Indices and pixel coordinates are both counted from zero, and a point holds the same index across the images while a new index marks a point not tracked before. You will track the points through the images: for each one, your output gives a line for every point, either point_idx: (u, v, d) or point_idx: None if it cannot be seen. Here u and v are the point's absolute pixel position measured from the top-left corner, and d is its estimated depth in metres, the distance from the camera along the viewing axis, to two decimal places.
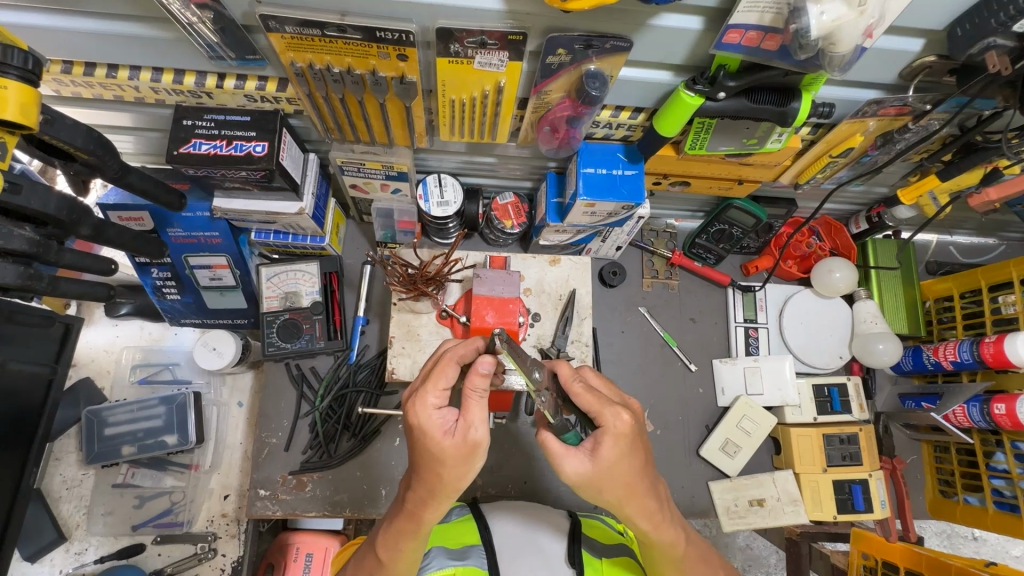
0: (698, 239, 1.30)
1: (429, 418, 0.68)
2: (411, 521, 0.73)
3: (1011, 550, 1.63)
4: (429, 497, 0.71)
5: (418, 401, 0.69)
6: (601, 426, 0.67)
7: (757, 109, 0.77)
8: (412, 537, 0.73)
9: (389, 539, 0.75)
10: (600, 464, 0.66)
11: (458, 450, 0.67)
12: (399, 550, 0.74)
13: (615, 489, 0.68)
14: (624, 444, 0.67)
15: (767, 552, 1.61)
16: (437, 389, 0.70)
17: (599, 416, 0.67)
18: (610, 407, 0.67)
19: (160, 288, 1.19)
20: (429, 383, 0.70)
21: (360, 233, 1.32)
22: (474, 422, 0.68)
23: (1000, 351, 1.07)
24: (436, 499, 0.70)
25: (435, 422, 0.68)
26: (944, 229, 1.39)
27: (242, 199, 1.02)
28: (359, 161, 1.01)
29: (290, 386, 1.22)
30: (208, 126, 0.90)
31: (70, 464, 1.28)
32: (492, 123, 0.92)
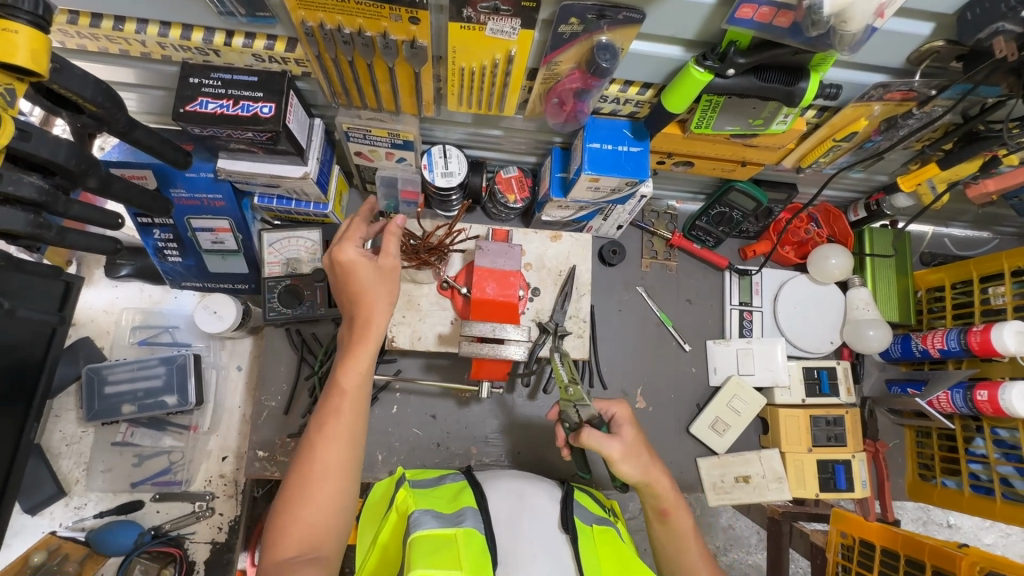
0: (698, 221, 1.31)
1: (346, 255, 0.87)
2: (353, 345, 0.85)
3: (982, 536, 1.70)
4: (368, 318, 0.86)
5: (339, 247, 0.87)
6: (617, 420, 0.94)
7: (765, 88, 0.78)
8: (364, 349, 0.85)
9: (350, 363, 0.84)
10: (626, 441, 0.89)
11: (376, 271, 0.88)
12: (355, 370, 0.84)
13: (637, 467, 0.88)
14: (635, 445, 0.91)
15: (749, 532, 1.68)
16: (353, 238, 0.89)
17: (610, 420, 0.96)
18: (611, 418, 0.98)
19: (162, 249, 1.19)
20: (347, 237, 0.89)
21: (362, 203, 1.32)
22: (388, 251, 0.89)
23: (987, 340, 1.10)
24: (371, 314, 0.86)
25: (352, 257, 0.87)
26: (940, 221, 1.41)
27: (246, 160, 1.02)
28: (365, 127, 1.02)
29: (290, 351, 1.23)
30: (215, 85, 0.89)
31: (69, 421, 1.29)
32: (500, 93, 0.92)
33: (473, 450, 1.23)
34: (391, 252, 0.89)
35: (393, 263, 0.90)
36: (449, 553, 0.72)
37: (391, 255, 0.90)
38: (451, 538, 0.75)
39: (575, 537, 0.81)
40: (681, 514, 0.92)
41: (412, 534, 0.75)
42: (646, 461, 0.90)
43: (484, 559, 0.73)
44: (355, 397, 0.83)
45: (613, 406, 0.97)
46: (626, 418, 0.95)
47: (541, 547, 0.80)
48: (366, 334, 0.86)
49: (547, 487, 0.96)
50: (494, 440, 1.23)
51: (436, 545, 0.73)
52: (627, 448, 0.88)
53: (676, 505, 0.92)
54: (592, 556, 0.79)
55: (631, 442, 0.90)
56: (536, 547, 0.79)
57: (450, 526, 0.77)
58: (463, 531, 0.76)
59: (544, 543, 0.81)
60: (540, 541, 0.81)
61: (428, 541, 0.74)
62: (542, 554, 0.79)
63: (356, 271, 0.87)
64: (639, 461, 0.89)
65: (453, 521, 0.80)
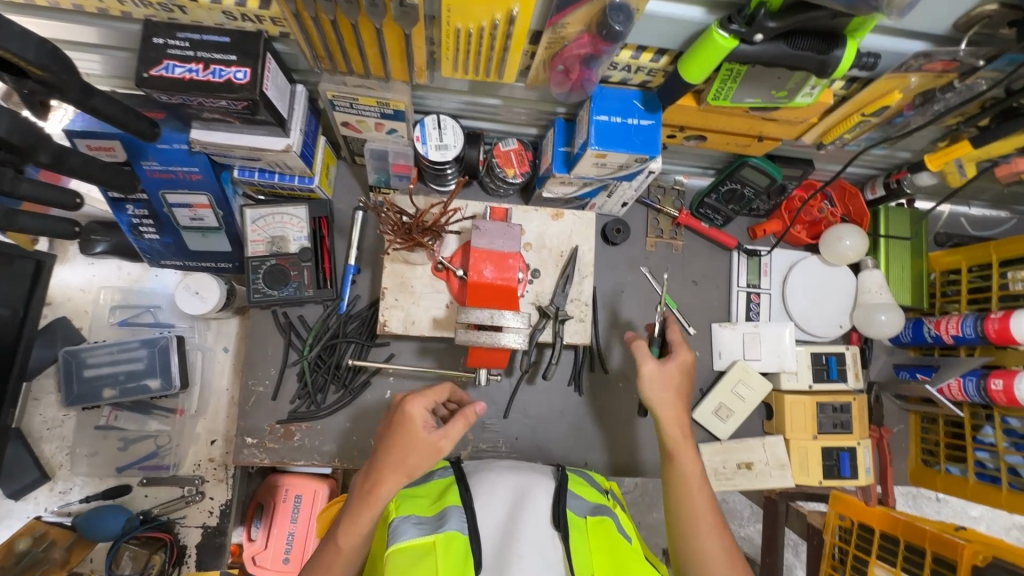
0: (707, 198, 1.24)
1: (413, 409, 0.80)
2: (359, 500, 0.79)
3: (970, 511, 1.72)
4: (386, 477, 0.78)
5: (411, 398, 0.82)
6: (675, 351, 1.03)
7: (796, 56, 0.70)
8: (365, 514, 0.77)
9: (350, 522, 0.78)
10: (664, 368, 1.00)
11: (426, 446, 0.78)
12: (353, 533, 0.78)
13: (664, 394, 0.99)
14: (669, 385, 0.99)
15: (742, 506, 1.75)
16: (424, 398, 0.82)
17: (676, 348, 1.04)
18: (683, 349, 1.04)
19: (137, 226, 1.11)
20: (424, 392, 0.83)
21: (351, 176, 1.23)
22: (450, 435, 0.80)
23: (1005, 329, 1.06)
24: (389, 477, 0.77)
25: (416, 414, 0.80)
26: (959, 198, 1.34)
27: (222, 131, 0.93)
28: (351, 95, 0.93)
29: (277, 334, 1.17)
30: (182, 46, 0.80)
31: (49, 404, 1.24)
32: (499, 59, 0.83)
33: (470, 436, 1.19)
34: (451, 433, 0.81)
35: (443, 446, 0.79)
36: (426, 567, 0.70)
37: (446, 435, 0.80)
38: (432, 549, 0.72)
39: (566, 535, 0.77)
40: (687, 455, 0.96)
41: (390, 546, 0.73)
42: (671, 395, 0.99)
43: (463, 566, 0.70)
44: (346, 561, 0.78)
45: (678, 347, 1.03)
46: (681, 361, 1.02)
47: (529, 546, 0.75)
48: (375, 495, 0.78)
49: (540, 479, 0.88)
50: (493, 426, 1.20)
51: (417, 560, 0.71)
52: (658, 374, 0.99)
53: (682, 442, 0.97)
54: (583, 554, 0.76)
55: (671, 374, 1.00)
56: (523, 546, 0.74)
57: (429, 532, 0.75)
58: (442, 537, 0.73)
59: (534, 540, 0.76)
60: (530, 536, 0.76)
61: (405, 553, 0.72)
62: (530, 552, 0.74)
63: (411, 426, 0.79)
64: (666, 389, 0.99)
65: (434, 525, 0.76)
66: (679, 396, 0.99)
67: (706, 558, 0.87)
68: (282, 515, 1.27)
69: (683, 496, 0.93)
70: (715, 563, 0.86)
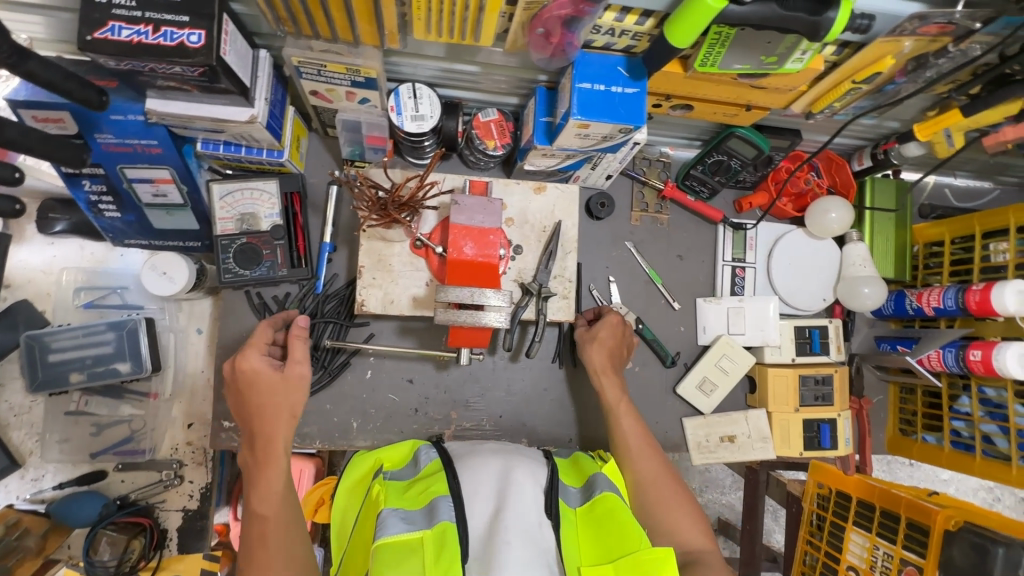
0: (693, 170, 1.21)
1: (253, 362, 0.90)
2: (268, 467, 0.86)
3: (939, 475, 1.78)
4: (275, 428, 0.88)
5: (244, 359, 0.90)
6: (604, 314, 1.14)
7: (787, 18, 0.67)
8: (275, 468, 0.86)
9: (260, 490, 0.85)
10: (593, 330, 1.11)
11: (281, 381, 0.90)
12: (271, 494, 0.85)
13: (600, 350, 1.09)
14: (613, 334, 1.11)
15: (722, 475, 1.79)
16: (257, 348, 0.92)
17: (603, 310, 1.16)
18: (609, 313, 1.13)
19: (96, 204, 1.05)
20: (254, 345, 0.93)
21: (324, 149, 1.18)
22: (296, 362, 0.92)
23: (986, 300, 1.06)
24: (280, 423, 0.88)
25: (257, 363, 0.90)
26: (944, 169, 1.33)
27: (180, 101, 0.87)
28: (318, 61, 0.87)
29: (251, 315, 1.13)
30: (128, 5, 0.74)
31: (16, 390, 1.20)
32: (475, 22, 0.79)
33: (454, 416, 1.18)
34: (297, 357, 0.92)
35: (301, 373, 0.91)
36: (418, 560, 0.69)
37: (296, 364, 0.92)
38: (420, 542, 0.72)
39: (558, 524, 0.78)
40: (612, 388, 1.07)
41: (375, 542, 0.72)
42: (603, 352, 1.09)
43: (452, 559, 0.69)
44: (279, 522, 0.83)
45: (609, 313, 1.12)
46: (610, 325, 1.11)
47: (517, 533, 0.72)
48: (271, 450, 0.87)
49: (537, 464, 0.90)
50: (476, 403, 1.19)
51: (403, 552, 0.71)
52: (588, 335, 1.12)
53: (605, 376, 1.08)
54: (570, 539, 0.79)
55: (602, 336, 1.10)
56: (511, 533, 0.72)
57: (418, 527, 0.74)
58: (431, 531, 0.73)
59: (522, 526, 0.74)
60: (517, 523, 0.74)
61: (396, 549, 0.71)
62: (518, 538, 0.72)
63: (258, 378, 0.89)
64: (598, 349, 1.09)
65: (424, 520, 0.76)
66: (608, 352, 1.09)
67: (650, 480, 0.97)
68: None
69: (613, 421, 1.05)
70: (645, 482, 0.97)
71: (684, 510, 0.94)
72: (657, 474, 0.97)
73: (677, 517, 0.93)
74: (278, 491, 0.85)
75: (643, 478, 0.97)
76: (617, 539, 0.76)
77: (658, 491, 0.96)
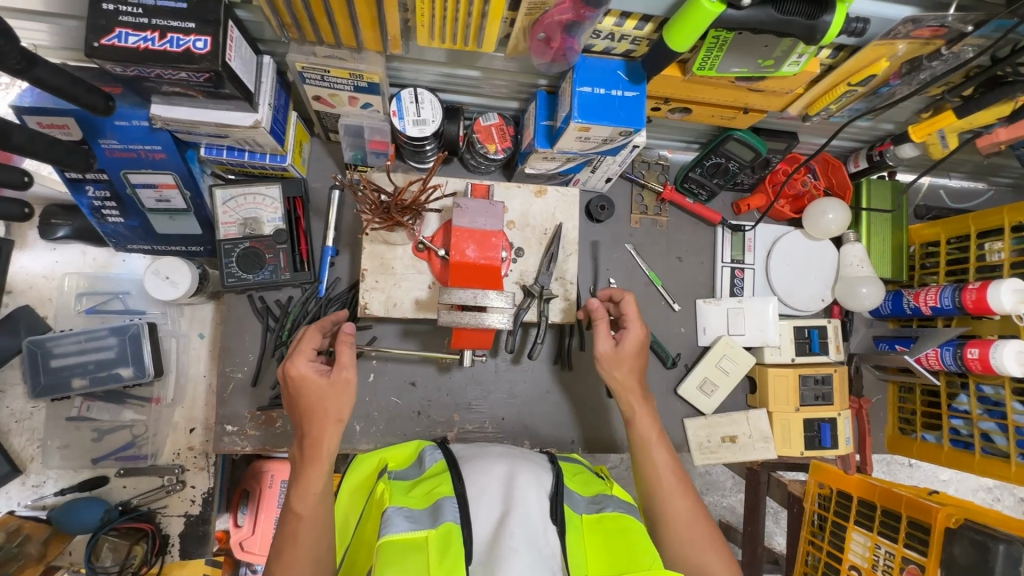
0: (692, 173, 1.22)
1: (303, 366, 0.88)
2: (310, 467, 0.85)
3: (939, 476, 1.79)
4: (321, 432, 0.86)
5: (294, 359, 0.88)
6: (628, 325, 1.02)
7: (783, 22, 0.68)
8: (318, 471, 0.85)
9: (300, 489, 0.84)
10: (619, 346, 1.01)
11: (332, 384, 0.88)
12: (311, 495, 0.84)
13: (624, 371, 1.00)
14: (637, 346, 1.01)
15: (723, 478, 1.79)
16: (308, 349, 0.90)
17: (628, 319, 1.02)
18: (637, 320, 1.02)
19: (99, 209, 1.06)
20: (301, 346, 0.90)
21: (326, 154, 1.19)
22: (342, 365, 0.89)
23: (983, 299, 1.07)
24: (328, 429, 0.86)
25: (308, 367, 0.87)
26: (938, 171, 1.34)
27: (185, 106, 0.88)
28: (322, 67, 0.88)
29: (254, 319, 1.14)
30: (134, 12, 0.75)
31: (17, 396, 1.20)
32: (477, 27, 0.80)
33: (456, 418, 1.19)
34: (347, 362, 0.89)
35: (347, 377, 0.88)
36: (421, 561, 0.70)
37: (346, 367, 0.89)
38: (425, 542, 0.72)
39: (563, 530, 0.78)
40: (645, 417, 1.00)
41: (381, 538, 0.74)
42: (626, 371, 1.00)
43: (454, 563, 0.69)
44: (312, 522, 0.83)
45: (633, 324, 1.02)
46: (633, 339, 1.01)
47: (521, 539, 0.72)
48: (316, 453, 0.86)
49: (541, 470, 0.88)
50: (478, 406, 1.19)
51: (407, 551, 0.71)
52: (612, 356, 1.00)
53: (633, 399, 1.01)
54: (577, 545, 0.78)
55: (626, 358, 1.00)
56: (515, 538, 0.72)
57: (423, 527, 0.75)
58: (435, 531, 0.73)
59: (528, 532, 0.73)
60: (522, 529, 0.73)
61: (399, 547, 0.72)
62: (522, 544, 0.71)
63: (309, 382, 0.87)
64: (622, 368, 1.00)
65: (429, 520, 0.76)
66: (635, 371, 1.01)
67: (673, 519, 0.91)
68: (270, 499, 1.32)
69: (640, 451, 0.98)
70: (674, 519, 0.91)
71: (713, 548, 0.88)
72: (693, 511, 0.92)
73: (701, 555, 0.87)
74: (315, 495, 0.84)
75: (673, 517, 0.91)
76: (623, 558, 0.76)
77: (686, 528, 0.89)
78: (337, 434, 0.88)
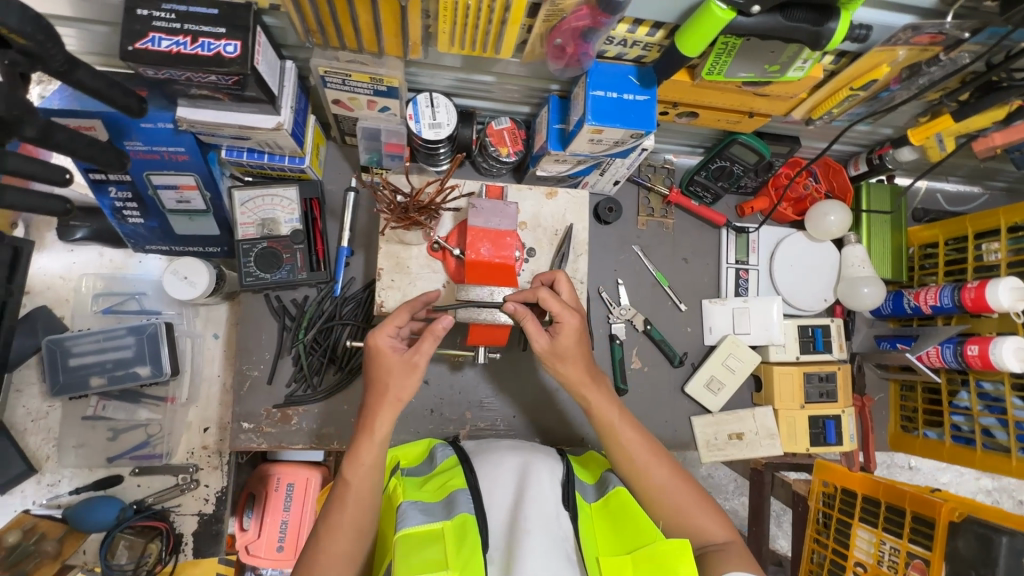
0: (697, 176, 1.26)
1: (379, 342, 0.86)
2: (366, 440, 0.85)
3: (940, 477, 1.81)
4: (379, 407, 0.85)
5: (375, 333, 0.87)
6: (562, 322, 0.91)
7: (790, 28, 0.72)
8: (371, 446, 0.84)
9: (352, 458, 0.84)
10: (556, 342, 0.91)
11: (400, 365, 0.86)
12: (362, 465, 0.84)
13: (569, 364, 0.92)
14: (577, 335, 0.92)
15: (726, 479, 1.81)
16: (389, 328, 0.88)
17: (560, 315, 0.91)
18: (567, 309, 0.91)
19: (120, 210, 1.08)
20: (386, 321, 0.88)
21: (341, 157, 1.22)
22: (420, 351, 0.86)
23: (981, 296, 1.10)
24: (385, 406, 0.85)
25: (384, 344, 0.86)
26: (934, 174, 1.38)
27: (210, 109, 0.91)
28: (344, 71, 0.91)
29: (270, 318, 1.16)
30: (168, 17, 0.78)
31: (33, 396, 1.21)
32: (495, 33, 0.83)
33: (468, 416, 1.21)
34: (424, 350, 0.86)
35: (419, 363, 0.86)
36: (442, 547, 0.71)
37: (420, 352, 0.87)
38: (440, 531, 0.74)
39: (575, 514, 0.80)
40: (602, 404, 0.94)
41: (398, 532, 0.75)
42: (570, 362, 0.92)
43: (474, 547, 0.71)
44: (359, 494, 0.83)
45: (564, 315, 0.91)
46: (570, 330, 0.91)
47: (536, 521, 0.75)
48: (372, 427, 0.85)
49: (554, 461, 0.91)
50: (490, 404, 1.22)
51: (425, 541, 0.73)
52: (553, 352, 0.92)
53: (587, 389, 0.94)
54: (586, 531, 0.80)
55: (566, 351, 0.92)
56: (530, 522, 0.75)
57: (438, 519, 0.77)
58: (451, 522, 0.75)
59: (542, 515, 0.77)
60: (537, 513, 0.77)
61: (417, 538, 0.73)
62: (538, 529, 0.74)
63: (382, 357, 0.86)
64: (565, 361, 0.92)
65: (443, 512, 0.78)
66: (581, 362, 0.93)
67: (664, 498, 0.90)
68: (275, 504, 1.26)
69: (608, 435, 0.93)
70: (659, 489, 0.90)
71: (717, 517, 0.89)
72: (677, 477, 0.92)
73: (698, 519, 0.88)
74: (368, 469, 0.84)
75: (662, 489, 0.90)
76: (631, 533, 0.78)
77: (677, 495, 0.90)
78: (394, 415, 0.86)
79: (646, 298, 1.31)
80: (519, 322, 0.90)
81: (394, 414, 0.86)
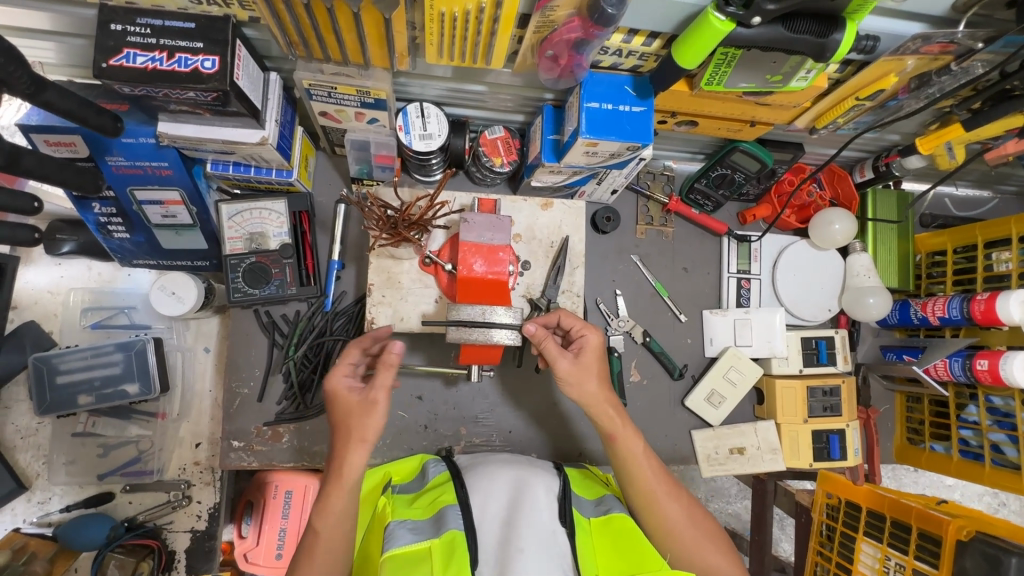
0: (697, 183, 1.22)
1: (337, 380, 0.85)
2: (335, 484, 0.81)
3: (945, 481, 1.78)
4: (346, 451, 0.81)
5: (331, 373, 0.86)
6: (585, 340, 0.93)
7: (793, 40, 0.68)
8: (340, 491, 0.81)
9: (322, 505, 0.81)
10: (580, 362, 0.91)
11: (358, 404, 0.82)
12: (331, 513, 0.80)
13: (591, 388, 0.90)
14: (598, 354, 0.93)
15: (728, 485, 1.78)
16: (349, 363, 0.88)
17: (580, 329, 0.95)
18: (582, 322, 0.95)
19: (105, 225, 1.06)
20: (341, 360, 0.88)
21: (332, 167, 1.19)
22: (376, 387, 0.82)
23: (991, 309, 1.07)
24: (348, 448, 0.81)
25: (341, 383, 0.85)
26: (944, 180, 1.34)
27: (192, 124, 0.88)
28: (329, 84, 0.88)
29: (259, 334, 1.13)
30: (143, 32, 0.74)
31: (22, 413, 1.20)
32: (485, 45, 0.80)
33: (463, 431, 1.18)
34: (379, 383, 0.82)
35: (376, 400, 0.82)
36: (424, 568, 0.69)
37: (377, 387, 0.83)
38: (429, 552, 0.72)
39: (573, 530, 0.76)
40: (627, 434, 0.91)
41: (385, 553, 0.73)
42: (590, 387, 0.90)
43: (462, 564, 0.68)
44: (331, 540, 0.80)
45: (586, 332, 0.94)
46: (592, 348, 0.93)
47: (531, 539, 0.73)
48: (340, 472, 0.81)
49: (549, 476, 0.88)
50: (485, 419, 1.19)
51: (413, 562, 0.71)
52: (575, 372, 0.90)
53: (602, 411, 0.91)
54: (587, 549, 0.76)
55: (590, 369, 0.91)
56: (525, 540, 0.73)
57: (426, 536, 0.74)
58: (439, 540, 0.73)
59: (538, 533, 0.74)
60: (531, 532, 0.74)
61: (401, 559, 0.71)
62: (531, 551, 0.71)
63: (339, 398, 0.84)
64: (583, 386, 0.90)
65: (432, 529, 0.75)
66: (603, 381, 0.92)
67: (674, 525, 0.88)
68: (273, 511, 1.23)
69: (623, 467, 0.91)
70: (673, 525, 0.88)
71: (721, 547, 0.88)
72: (693, 511, 0.90)
73: (706, 550, 0.86)
74: (339, 518, 0.80)
75: (676, 521, 0.88)
76: (638, 560, 0.76)
77: (691, 531, 0.88)
78: (362, 457, 0.82)
79: (646, 309, 1.28)
80: (538, 344, 0.90)
81: (365, 455, 0.82)
